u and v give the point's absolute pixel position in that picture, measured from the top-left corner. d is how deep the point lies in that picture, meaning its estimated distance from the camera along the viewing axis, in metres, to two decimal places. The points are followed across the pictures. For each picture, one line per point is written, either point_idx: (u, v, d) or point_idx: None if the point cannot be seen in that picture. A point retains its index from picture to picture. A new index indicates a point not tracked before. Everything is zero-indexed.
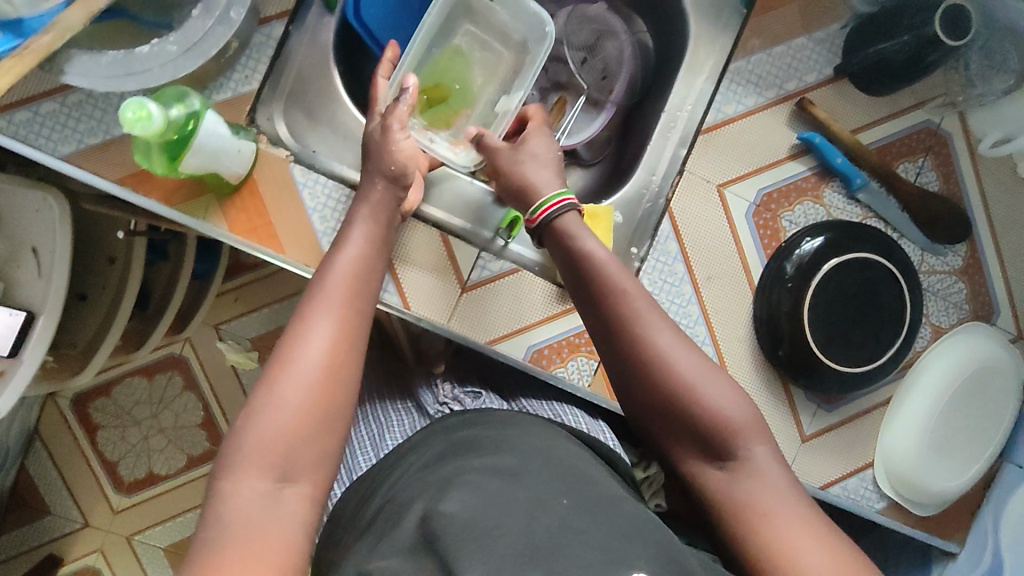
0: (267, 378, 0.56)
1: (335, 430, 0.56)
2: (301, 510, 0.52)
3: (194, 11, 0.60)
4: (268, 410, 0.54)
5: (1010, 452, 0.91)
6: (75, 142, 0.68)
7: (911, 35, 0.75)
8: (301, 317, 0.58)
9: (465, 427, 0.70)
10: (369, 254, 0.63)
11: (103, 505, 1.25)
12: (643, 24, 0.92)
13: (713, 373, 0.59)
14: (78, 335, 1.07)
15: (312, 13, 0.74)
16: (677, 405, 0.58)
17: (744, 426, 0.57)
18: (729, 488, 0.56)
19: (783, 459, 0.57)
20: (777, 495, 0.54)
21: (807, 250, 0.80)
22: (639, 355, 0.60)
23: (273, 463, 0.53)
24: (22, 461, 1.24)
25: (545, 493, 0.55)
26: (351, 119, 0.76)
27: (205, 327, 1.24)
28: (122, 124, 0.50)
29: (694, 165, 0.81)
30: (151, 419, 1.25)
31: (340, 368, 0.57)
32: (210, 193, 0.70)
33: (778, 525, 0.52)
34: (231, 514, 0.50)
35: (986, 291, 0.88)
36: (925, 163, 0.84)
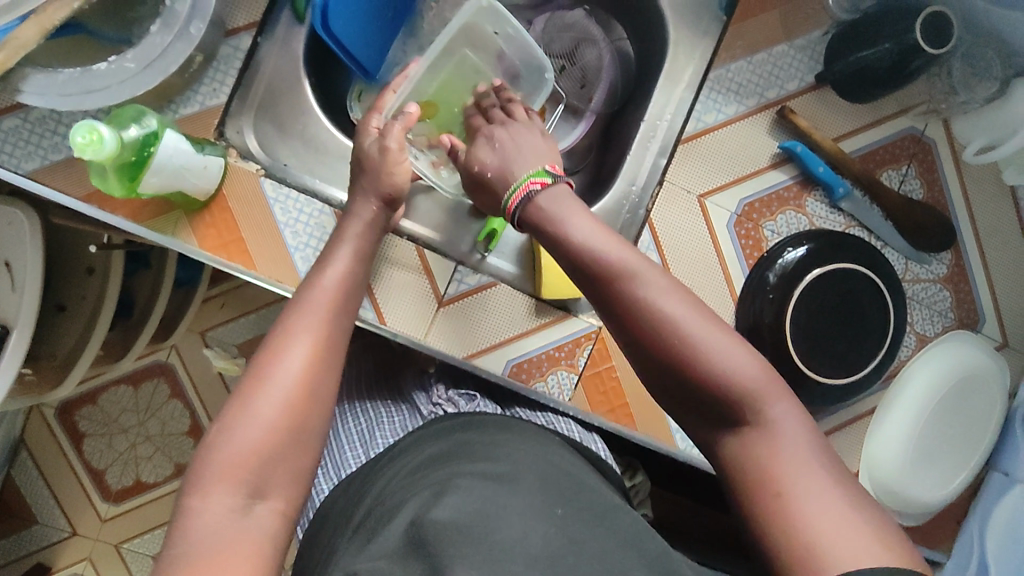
0: (244, 392, 0.55)
1: (308, 445, 0.56)
2: (271, 527, 0.51)
3: (152, 26, 0.58)
4: (243, 422, 0.53)
5: (997, 460, 0.90)
6: (38, 158, 0.67)
7: (892, 42, 0.73)
8: (283, 327, 0.59)
9: (463, 427, 0.71)
10: (350, 268, 0.64)
11: (90, 514, 1.24)
12: (622, 31, 0.90)
13: (720, 332, 0.58)
14: (58, 347, 1.04)
15: (282, 24, 0.72)
16: (688, 370, 0.57)
17: (759, 386, 0.56)
18: (746, 456, 0.55)
19: (801, 414, 0.56)
20: (799, 460, 0.53)
21: (790, 260, 0.79)
22: (645, 318, 0.58)
23: (247, 476, 0.52)
24: (9, 471, 1.23)
25: (536, 502, 0.55)
26: (323, 132, 0.76)
27: (191, 334, 1.23)
28: (74, 149, 0.49)
29: (674, 174, 0.80)
30: (138, 427, 1.24)
31: (320, 376, 0.57)
32: (179, 208, 0.68)
33: (800, 495, 0.51)
34: (196, 531, 0.49)
35: (970, 299, 0.87)
36: (908, 170, 0.83)
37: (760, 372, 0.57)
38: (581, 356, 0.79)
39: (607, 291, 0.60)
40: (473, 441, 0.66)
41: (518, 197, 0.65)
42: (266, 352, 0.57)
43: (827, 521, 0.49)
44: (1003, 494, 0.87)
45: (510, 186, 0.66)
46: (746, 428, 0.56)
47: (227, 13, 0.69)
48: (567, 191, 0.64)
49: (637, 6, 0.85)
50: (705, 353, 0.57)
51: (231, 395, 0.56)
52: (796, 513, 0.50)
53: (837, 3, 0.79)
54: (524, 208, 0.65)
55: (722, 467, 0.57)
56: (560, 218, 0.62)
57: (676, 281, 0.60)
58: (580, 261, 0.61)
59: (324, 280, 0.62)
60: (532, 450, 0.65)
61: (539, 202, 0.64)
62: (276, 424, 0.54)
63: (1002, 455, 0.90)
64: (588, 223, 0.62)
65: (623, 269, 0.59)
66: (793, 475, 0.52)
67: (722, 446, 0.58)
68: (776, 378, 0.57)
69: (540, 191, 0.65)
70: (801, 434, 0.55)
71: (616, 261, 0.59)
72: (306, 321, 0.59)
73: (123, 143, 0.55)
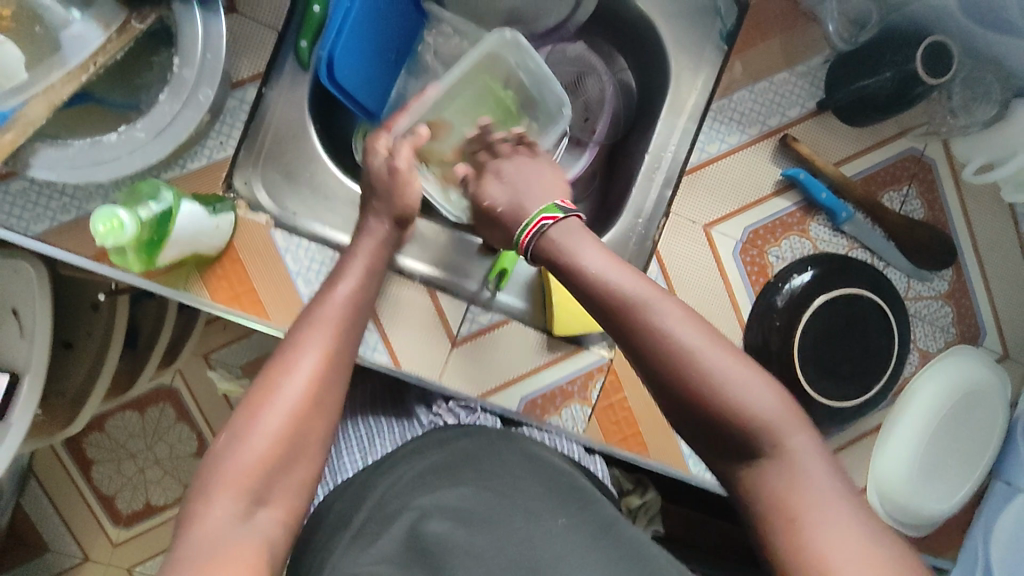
0: (251, 404, 0.57)
1: (308, 455, 0.57)
2: (272, 533, 0.53)
3: (160, 95, 0.58)
4: (251, 431, 0.55)
5: (1000, 469, 0.92)
6: (48, 220, 0.66)
7: (893, 71, 0.73)
8: (294, 336, 0.61)
9: (461, 437, 0.68)
10: (361, 281, 0.66)
11: (102, 539, 1.21)
12: (624, 62, 0.90)
13: (739, 364, 0.57)
14: (67, 385, 1.04)
15: (287, 72, 0.72)
16: (700, 398, 0.56)
17: (777, 418, 0.55)
18: (767, 488, 0.54)
19: (822, 450, 0.56)
20: (814, 489, 0.53)
21: (796, 286, 0.80)
22: (659, 352, 0.58)
23: (251, 482, 0.53)
24: (18, 500, 1.20)
25: (540, 508, 0.59)
26: (331, 178, 0.76)
27: (193, 358, 1.17)
28: (95, 238, 0.51)
29: (679, 206, 0.81)
30: (146, 451, 1.20)
31: (327, 388, 0.59)
32: (190, 263, 0.68)
33: (817, 525, 0.51)
34: (198, 532, 0.50)
35: (971, 314, 0.88)
36: (909, 191, 0.84)
37: (778, 404, 0.56)
38: (593, 389, 0.80)
39: (622, 325, 0.60)
40: (470, 449, 0.66)
41: (529, 234, 0.67)
42: (275, 362, 0.59)
43: (842, 552, 0.49)
44: (1007, 502, 0.89)
45: (521, 225, 0.69)
46: (764, 460, 0.55)
47: (231, 66, 0.68)
48: (578, 223, 0.66)
49: (640, 36, 0.86)
50: (723, 387, 0.56)
51: (240, 404, 0.58)
52: (811, 545, 0.50)
53: (837, 33, 0.80)
54: (536, 243, 0.67)
55: (741, 501, 0.57)
56: (572, 249, 0.64)
57: (690, 308, 0.60)
58: (594, 296, 0.61)
59: (337, 292, 0.65)
60: (526, 456, 0.66)
61: (551, 236, 0.66)
62: (283, 433, 0.56)
63: (1004, 463, 0.91)
64: (600, 255, 0.63)
65: (637, 302, 0.59)
66: (809, 505, 0.52)
67: (739, 480, 0.57)
68: (795, 410, 0.57)
69: (552, 225, 0.66)
70: (819, 467, 0.54)
71: (629, 295, 0.60)
72: (316, 331, 0.61)
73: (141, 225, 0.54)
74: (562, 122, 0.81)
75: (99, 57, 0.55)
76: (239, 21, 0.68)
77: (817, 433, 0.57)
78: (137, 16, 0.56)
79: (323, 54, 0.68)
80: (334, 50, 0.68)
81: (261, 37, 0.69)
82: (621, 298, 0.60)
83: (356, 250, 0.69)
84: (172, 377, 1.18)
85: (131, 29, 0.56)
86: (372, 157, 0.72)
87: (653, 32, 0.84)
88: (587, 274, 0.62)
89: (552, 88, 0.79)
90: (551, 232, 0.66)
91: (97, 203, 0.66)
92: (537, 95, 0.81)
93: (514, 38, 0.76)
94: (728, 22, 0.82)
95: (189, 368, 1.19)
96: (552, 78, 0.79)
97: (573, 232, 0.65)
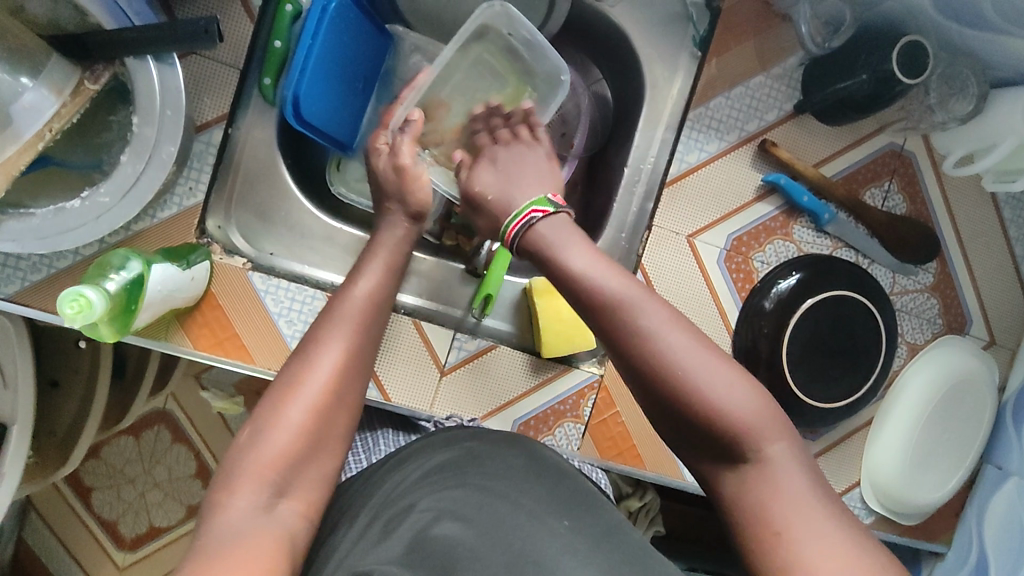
0: (273, 398, 0.53)
1: (326, 451, 0.53)
2: (292, 527, 0.49)
3: (122, 156, 0.57)
4: (274, 421, 0.51)
5: (990, 454, 0.92)
6: (18, 281, 0.64)
7: (869, 73, 0.72)
8: (317, 331, 0.57)
9: (469, 436, 0.63)
10: (383, 277, 0.62)
11: (107, 564, 1.17)
12: (599, 73, 0.90)
13: (723, 366, 0.52)
14: (58, 423, 0.99)
15: (253, 111, 0.71)
16: (681, 403, 0.52)
17: (759, 424, 0.51)
18: (744, 496, 0.50)
19: (804, 458, 0.51)
20: (800, 501, 0.49)
21: (783, 289, 0.79)
22: (640, 354, 0.53)
23: (274, 473, 0.49)
24: (19, 533, 1.17)
25: (542, 510, 0.52)
26: (306, 215, 0.75)
27: (187, 378, 1.14)
28: (66, 320, 0.50)
29: (662, 217, 0.80)
30: (145, 475, 1.16)
31: (351, 384, 0.55)
32: (169, 315, 0.66)
33: (802, 535, 0.47)
34: (215, 527, 0.46)
35: (957, 304, 0.88)
36: (891, 187, 0.84)
37: (761, 408, 0.52)
38: (585, 406, 0.79)
39: (604, 323, 0.54)
40: (475, 449, 0.60)
41: (514, 227, 0.61)
42: (297, 356, 0.55)
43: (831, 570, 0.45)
44: (999, 487, 0.89)
45: (510, 214, 0.63)
46: (744, 467, 0.51)
47: (194, 109, 0.66)
48: (568, 220, 0.60)
49: (613, 46, 0.85)
50: (706, 390, 0.51)
51: (262, 395, 0.53)
52: (792, 561, 0.46)
53: (811, 36, 0.78)
54: (523, 235, 0.61)
55: (721, 507, 0.52)
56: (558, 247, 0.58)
57: (675, 307, 0.55)
58: (578, 294, 0.56)
59: (358, 286, 0.61)
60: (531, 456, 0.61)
61: (540, 229, 0.60)
62: (306, 429, 0.51)
63: (995, 448, 0.92)
64: (587, 253, 0.57)
65: (618, 302, 0.54)
66: (795, 520, 0.48)
67: (718, 484, 0.53)
68: (777, 416, 0.52)
69: (543, 218, 0.61)
70: (803, 479, 0.50)
71: (614, 293, 0.54)
72: (338, 326, 0.57)
73: (112, 297, 0.54)
74: (563, 89, 0.74)
75: (53, 122, 0.54)
76: (199, 62, 0.66)
77: (798, 438, 0.53)
78: (90, 76, 0.55)
79: (289, 94, 0.66)
80: (299, 89, 0.66)
81: (223, 77, 0.67)
82: (602, 296, 0.54)
83: (376, 244, 0.66)
84: (165, 401, 1.15)
85: (86, 90, 0.55)
86: (376, 160, 0.71)
87: (626, 41, 0.83)
88: (571, 274, 0.56)
89: (548, 56, 0.73)
90: (534, 228, 0.60)
91: (69, 260, 0.64)
92: (537, 67, 0.75)
93: (505, 9, 0.69)
94: (700, 27, 0.81)
95: (182, 390, 1.16)
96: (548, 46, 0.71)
97: (564, 230, 0.59)
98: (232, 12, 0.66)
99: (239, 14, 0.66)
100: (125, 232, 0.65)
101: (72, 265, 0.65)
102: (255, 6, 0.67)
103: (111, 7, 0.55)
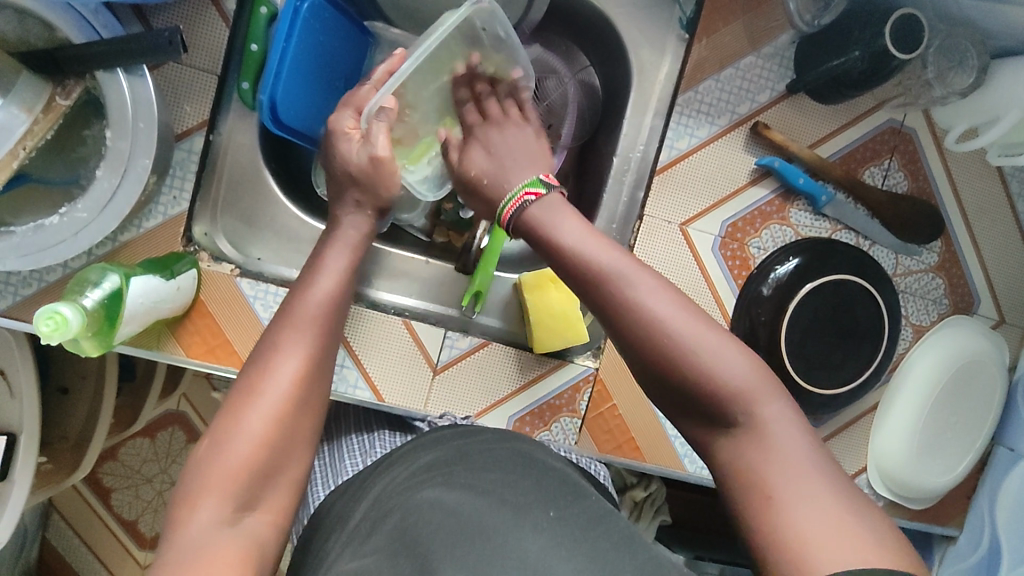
0: (231, 406, 0.52)
1: (292, 457, 0.52)
2: (261, 538, 0.48)
3: (97, 171, 0.58)
4: (232, 432, 0.50)
5: (1002, 435, 0.90)
6: (9, 295, 0.64)
7: (862, 50, 0.70)
8: (273, 337, 0.56)
9: (458, 436, 0.61)
10: (341, 278, 0.61)
11: (129, 562, 1.17)
12: (586, 59, 0.88)
13: (711, 331, 0.52)
14: (69, 427, 0.95)
15: (233, 116, 0.71)
16: (672, 368, 0.51)
17: (749, 386, 0.50)
18: (738, 462, 0.49)
19: (799, 419, 0.50)
20: (789, 465, 0.47)
21: (781, 274, 0.78)
22: (632, 324, 0.52)
23: (238, 485, 0.48)
24: (43, 534, 1.16)
25: (525, 504, 0.51)
26: (292, 219, 0.76)
27: (197, 378, 1.14)
28: (43, 336, 0.52)
29: (653, 206, 0.79)
30: (162, 475, 1.16)
31: (313, 390, 0.55)
32: (159, 323, 0.66)
33: (793, 500, 0.46)
34: (178, 546, 0.45)
35: (964, 283, 0.86)
36: (891, 164, 0.82)
37: (753, 372, 0.51)
38: (581, 400, 0.79)
39: (596, 294, 0.54)
40: (464, 447, 0.58)
41: (510, 210, 0.59)
42: (253, 364, 0.54)
43: (822, 532, 0.44)
44: (1010, 468, 0.87)
45: (504, 199, 0.61)
46: (737, 429, 0.50)
47: (174, 116, 0.66)
48: (561, 200, 0.58)
49: (599, 32, 0.84)
50: (696, 353, 0.51)
51: (216, 412, 0.52)
52: (785, 526, 0.45)
53: (799, 12, 0.74)
54: (518, 218, 0.59)
55: (718, 477, 0.51)
56: (549, 226, 0.57)
57: (661, 275, 0.54)
58: (569, 266, 0.55)
59: (316, 289, 0.59)
60: (520, 453, 0.59)
61: (533, 212, 0.58)
62: (270, 436, 0.51)
63: (1006, 429, 0.89)
64: (579, 224, 0.56)
65: (606, 269, 0.53)
66: (787, 485, 0.46)
67: (714, 449, 0.52)
68: (772, 379, 0.51)
69: (535, 201, 0.58)
70: (796, 438, 0.48)
71: (600, 265, 0.54)
72: (298, 332, 0.56)
73: (91, 314, 0.55)
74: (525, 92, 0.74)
75: (27, 140, 0.55)
76: (176, 68, 0.65)
77: (794, 400, 0.52)
78: (62, 91, 0.57)
79: (264, 99, 0.66)
80: (275, 93, 0.66)
81: (201, 82, 0.67)
82: (591, 266, 0.54)
83: (340, 237, 0.64)
84: (178, 402, 1.15)
85: (57, 106, 0.57)
86: (347, 148, 0.65)
87: (611, 27, 0.81)
88: (563, 247, 0.55)
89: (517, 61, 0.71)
90: (530, 211, 0.58)
91: (58, 272, 0.65)
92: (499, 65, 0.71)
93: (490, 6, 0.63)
94: (687, 8, 0.79)
95: (194, 390, 1.15)
96: (517, 46, 0.69)
97: (554, 209, 0.57)
98: (205, 17, 0.65)
99: (214, 18, 0.66)
100: (112, 243, 0.65)
101: (62, 277, 0.65)
102: (229, 10, 0.66)
103: (79, 20, 0.56)
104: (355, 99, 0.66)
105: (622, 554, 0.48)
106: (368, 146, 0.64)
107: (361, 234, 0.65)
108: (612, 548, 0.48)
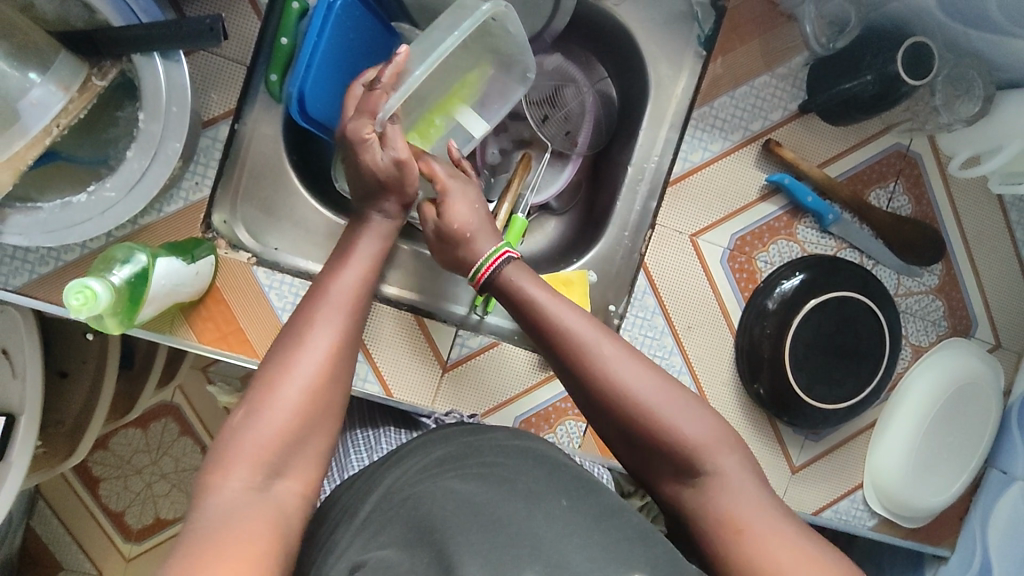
0: (263, 377, 0.52)
1: (325, 429, 0.52)
2: (289, 508, 0.48)
3: (128, 151, 0.59)
4: (264, 404, 0.50)
5: (995, 458, 0.91)
6: (26, 272, 0.64)
7: (874, 74, 0.72)
8: (307, 313, 0.56)
9: (471, 430, 0.61)
10: (367, 266, 0.61)
11: (114, 554, 1.15)
12: (603, 71, 0.90)
13: (674, 391, 0.55)
14: (67, 411, 0.94)
15: (258, 105, 0.72)
16: (634, 424, 0.55)
17: (709, 441, 0.54)
18: (703, 505, 0.53)
19: (753, 468, 0.54)
20: (757, 508, 0.51)
21: (786, 289, 0.79)
22: (595, 382, 0.56)
23: (268, 455, 0.49)
24: (28, 522, 1.15)
25: (537, 499, 0.51)
26: (310, 211, 0.77)
27: (193, 371, 1.14)
28: (72, 309, 0.52)
29: (666, 216, 0.80)
30: (152, 466, 1.15)
31: (344, 367, 0.55)
32: (173, 307, 0.67)
33: (762, 541, 0.49)
34: (206, 517, 0.45)
35: (963, 306, 0.88)
36: (896, 187, 0.84)
37: (713, 428, 0.54)
38: None
39: (565, 355, 0.57)
40: (474, 443, 0.58)
41: (486, 273, 0.64)
42: (286, 337, 0.54)
43: (787, 566, 0.48)
44: (1002, 491, 0.88)
45: (478, 262, 0.65)
46: (700, 478, 0.53)
47: (201, 104, 0.67)
48: (527, 266, 0.64)
49: (617, 44, 0.86)
50: (660, 412, 0.54)
51: (250, 381, 0.52)
52: (756, 563, 0.49)
53: (816, 35, 0.78)
54: (493, 279, 0.64)
55: (684, 519, 0.54)
56: (521, 288, 0.62)
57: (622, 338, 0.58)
58: (539, 328, 0.59)
59: (347, 273, 0.60)
60: (536, 447, 0.59)
61: (508, 275, 0.63)
62: (303, 409, 0.51)
63: (999, 452, 0.91)
64: (548, 290, 0.61)
65: (576, 334, 0.57)
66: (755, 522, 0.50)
67: (678, 497, 0.54)
68: (728, 431, 0.55)
69: (511, 263, 0.64)
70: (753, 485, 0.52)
71: (567, 328, 0.58)
72: (332, 310, 0.56)
73: (117, 291, 0.55)
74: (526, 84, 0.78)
75: (61, 118, 0.56)
76: (206, 58, 0.67)
77: (748, 450, 0.55)
78: (98, 72, 0.58)
79: (294, 91, 0.68)
80: (304, 86, 0.68)
81: (230, 72, 0.68)
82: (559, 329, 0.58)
83: (365, 229, 0.64)
84: (173, 393, 1.14)
85: (93, 87, 0.57)
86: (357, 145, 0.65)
87: (631, 40, 0.83)
88: (533, 308, 0.60)
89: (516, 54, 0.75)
90: (503, 272, 0.63)
91: (77, 253, 0.65)
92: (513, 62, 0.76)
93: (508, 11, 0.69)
94: (706, 26, 0.81)
95: (189, 383, 1.15)
96: (526, 46, 0.74)
97: (522, 273, 0.63)
98: (238, 9, 0.66)
99: (246, 10, 0.67)
100: (132, 226, 0.66)
101: (80, 258, 0.65)
102: (262, 2, 0.67)
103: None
104: (370, 104, 0.64)
105: (633, 551, 0.48)
106: (389, 150, 0.64)
107: (391, 227, 0.66)
108: (624, 540, 0.49)
